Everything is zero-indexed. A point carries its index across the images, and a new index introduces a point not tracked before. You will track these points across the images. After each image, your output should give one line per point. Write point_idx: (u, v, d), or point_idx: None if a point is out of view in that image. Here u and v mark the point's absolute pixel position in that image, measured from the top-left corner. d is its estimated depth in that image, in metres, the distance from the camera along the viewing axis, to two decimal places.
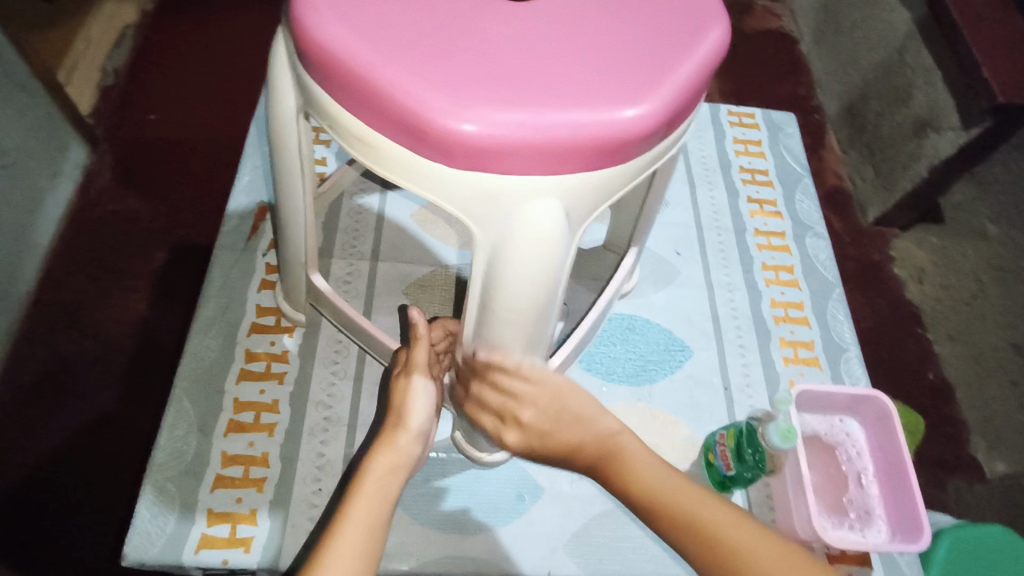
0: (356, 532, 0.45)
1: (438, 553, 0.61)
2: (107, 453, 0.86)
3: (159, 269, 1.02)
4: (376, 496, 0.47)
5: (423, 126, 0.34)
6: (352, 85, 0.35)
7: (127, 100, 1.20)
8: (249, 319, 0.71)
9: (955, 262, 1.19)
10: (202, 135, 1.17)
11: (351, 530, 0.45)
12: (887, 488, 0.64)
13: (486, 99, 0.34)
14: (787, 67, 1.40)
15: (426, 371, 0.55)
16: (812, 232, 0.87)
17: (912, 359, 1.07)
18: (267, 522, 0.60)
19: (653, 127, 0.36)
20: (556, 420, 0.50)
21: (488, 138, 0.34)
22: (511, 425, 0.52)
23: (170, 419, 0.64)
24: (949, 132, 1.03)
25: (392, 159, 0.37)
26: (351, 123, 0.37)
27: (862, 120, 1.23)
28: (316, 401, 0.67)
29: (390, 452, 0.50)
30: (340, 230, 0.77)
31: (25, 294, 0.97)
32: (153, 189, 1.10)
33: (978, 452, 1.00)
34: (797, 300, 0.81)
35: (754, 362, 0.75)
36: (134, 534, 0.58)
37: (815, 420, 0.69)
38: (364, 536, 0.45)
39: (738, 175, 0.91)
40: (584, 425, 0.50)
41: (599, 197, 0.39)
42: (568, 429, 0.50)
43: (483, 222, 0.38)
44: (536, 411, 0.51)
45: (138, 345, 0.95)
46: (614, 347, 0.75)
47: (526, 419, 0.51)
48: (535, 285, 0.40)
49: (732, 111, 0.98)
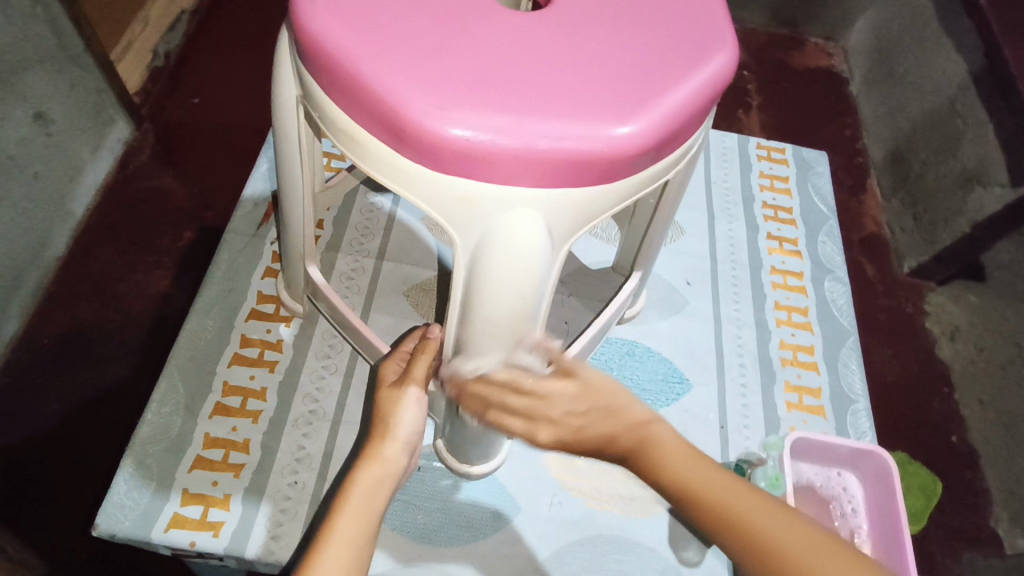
0: (340, 548, 0.43)
1: (403, 562, 0.60)
2: (111, 421, 0.88)
3: (186, 248, 1.05)
4: (362, 511, 0.46)
5: (404, 125, 0.34)
6: (340, 79, 0.35)
7: (175, 82, 1.24)
8: (249, 305, 0.71)
9: (992, 323, 1.14)
10: (243, 123, 1.20)
11: (336, 544, 0.43)
12: (879, 549, 0.61)
13: (469, 103, 0.33)
14: (833, 107, 1.37)
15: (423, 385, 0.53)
16: (831, 276, 0.84)
17: (935, 419, 1.02)
18: (239, 509, 0.60)
19: (639, 147, 0.35)
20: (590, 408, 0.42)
21: (465, 142, 0.33)
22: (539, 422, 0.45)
23: (160, 394, 0.65)
24: (996, 187, 1.00)
25: (375, 157, 0.37)
26: (339, 117, 0.37)
27: (906, 167, 1.20)
28: (304, 393, 0.67)
29: (378, 465, 0.48)
30: (351, 226, 0.77)
31: (55, 259, 1.00)
32: (188, 170, 1.13)
33: (1000, 525, 0.94)
34: (807, 344, 0.78)
35: (754, 403, 0.73)
36: (108, 504, 0.58)
37: (811, 470, 0.66)
38: (348, 550, 0.43)
39: (760, 210, 0.89)
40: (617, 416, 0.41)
41: (584, 214, 0.38)
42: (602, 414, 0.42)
43: (461, 227, 0.37)
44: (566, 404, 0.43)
45: (157, 319, 0.97)
46: (611, 372, 0.73)
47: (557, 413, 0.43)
48: (512, 298, 0.39)
49: (762, 145, 0.96)
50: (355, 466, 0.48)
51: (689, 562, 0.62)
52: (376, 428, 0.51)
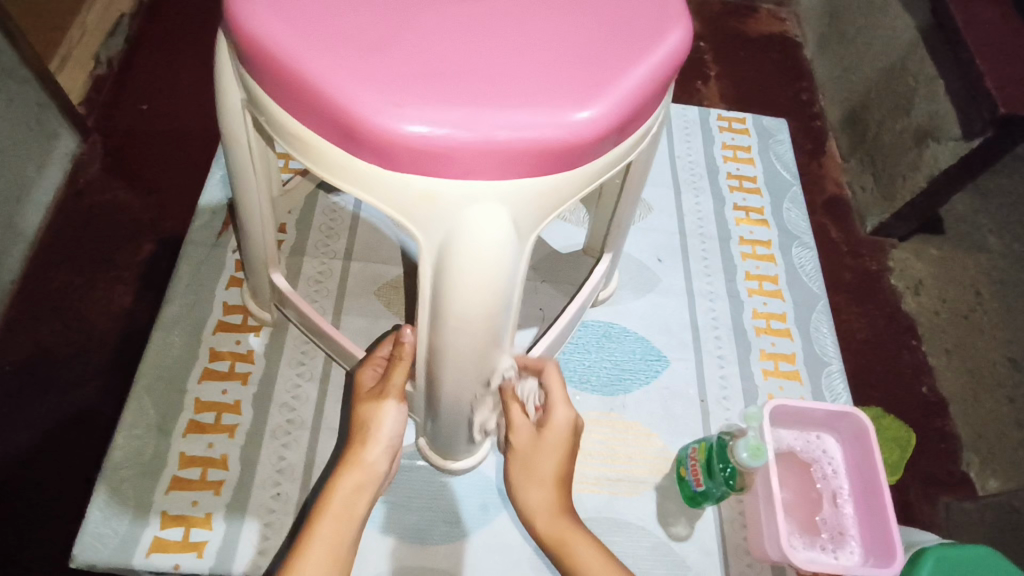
0: (320, 557, 0.46)
1: (396, 563, 0.59)
2: (85, 444, 0.85)
3: (146, 260, 1.01)
4: (341, 519, 0.48)
5: (358, 126, 0.32)
6: (285, 82, 0.34)
7: (119, 89, 1.19)
8: (216, 317, 0.69)
9: (953, 274, 1.17)
10: (194, 127, 1.16)
11: (317, 554, 0.46)
12: (862, 509, 0.63)
13: (423, 98, 0.32)
14: (789, 72, 1.38)
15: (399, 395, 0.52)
16: (798, 242, 0.85)
17: (906, 372, 1.05)
18: (222, 527, 0.59)
19: (599, 131, 0.34)
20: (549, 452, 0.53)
21: (420, 138, 0.32)
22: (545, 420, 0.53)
23: (130, 416, 0.63)
24: (949, 142, 1.01)
25: (330, 160, 0.35)
26: (287, 121, 0.36)
27: (863, 128, 1.21)
28: (280, 402, 0.65)
29: (358, 473, 0.50)
30: (314, 227, 0.75)
31: (9, 283, 0.96)
32: (140, 180, 1.09)
33: (972, 468, 0.98)
34: (780, 311, 0.79)
35: (732, 373, 0.74)
36: (84, 535, 0.57)
37: (791, 436, 0.67)
38: (328, 557, 0.46)
39: (725, 181, 0.90)
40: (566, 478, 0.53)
41: (550, 203, 0.37)
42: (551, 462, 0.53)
43: (425, 226, 0.36)
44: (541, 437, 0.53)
45: (123, 335, 0.94)
46: (589, 355, 0.73)
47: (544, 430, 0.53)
48: (482, 292, 0.38)
49: (722, 116, 0.96)
50: (335, 473, 0.50)
51: (679, 536, 0.63)
52: (354, 433, 0.52)
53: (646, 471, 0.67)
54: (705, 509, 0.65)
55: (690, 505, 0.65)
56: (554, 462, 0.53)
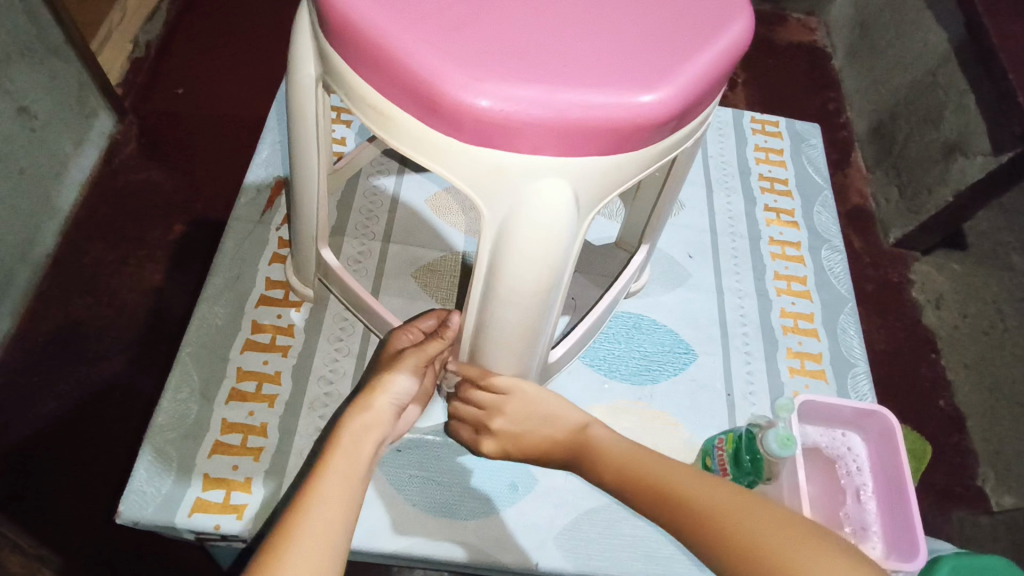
0: (335, 485, 0.45)
1: (426, 536, 0.61)
2: (113, 416, 0.89)
3: (178, 240, 1.04)
4: (352, 453, 0.47)
5: (437, 98, 0.34)
6: (368, 55, 0.36)
7: (157, 73, 1.21)
8: (258, 291, 0.71)
9: (975, 289, 1.17)
10: (229, 112, 1.18)
11: (332, 483, 0.45)
12: (885, 505, 0.63)
13: (500, 74, 0.34)
14: (817, 82, 1.39)
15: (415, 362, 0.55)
16: (828, 245, 0.86)
17: (924, 385, 1.05)
18: (261, 491, 0.61)
19: (663, 114, 0.36)
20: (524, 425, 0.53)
21: (495, 112, 0.34)
22: (486, 433, 0.56)
23: (174, 382, 0.65)
24: (979, 157, 1.01)
25: (405, 130, 0.37)
26: (366, 92, 0.38)
27: (890, 139, 1.21)
28: (318, 375, 0.67)
29: (366, 413, 0.50)
30: (354, 210, 0.77)
31: (45, 257, 0.99)
32: (177, 161, 1.11)
33: (986, 484, 0.98)
34: (807, 312, 0.80)
35: (758, 369, 0.75)
36: (130, 492, 0.59)
37: (817, 432, 0.69)
38: (342, 483, 0.45)
39: (757, 182, 0.90)
40: (556, 423, 0.52)
41: (609, 183, 0.38)
42: (537, 431, 0.53)
43: (491, 199, 0.38)
44: (505, 419, 0.54)
45: (153, 313, 0.97)
46: (618, 345, 0.75)
47: (498, 425, 0.54)
48: (539, 266, 0.40)
49: (756, 118, 0.97)
50: (342, 418, 0.50)
51: None
52: (367, 386, 0.53)
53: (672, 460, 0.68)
54: None
55: None
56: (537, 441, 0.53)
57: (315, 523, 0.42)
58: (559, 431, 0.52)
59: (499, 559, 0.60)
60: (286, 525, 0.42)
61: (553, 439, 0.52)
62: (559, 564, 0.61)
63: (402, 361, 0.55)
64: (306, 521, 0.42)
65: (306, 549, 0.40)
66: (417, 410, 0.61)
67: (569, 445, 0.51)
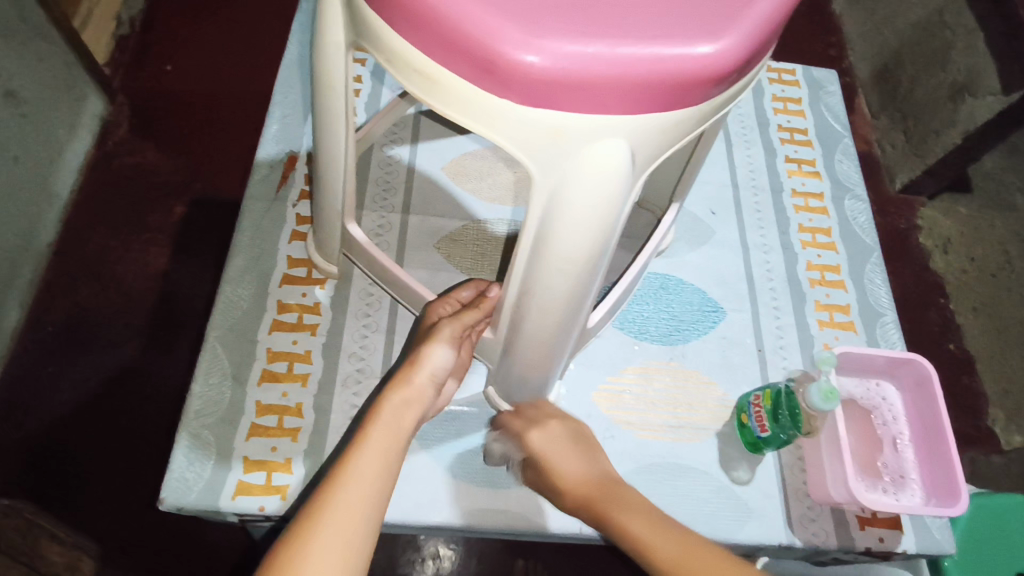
0: (374, 454, 0.45)
1: (470, 506, 0.61)
2: (130, 402, 0.88)
3: (180, 222, 1.02)
4: (392, 427, 0.47)
5: (492, 58, 0.32)
6: (414, 15, 0.34)
7: (144, 50, 1.17)
8: (281, 270, 0.70)
9: (982, 232, 1.16)
10: (216, 87, 1.14)
11: (371, 451, 0.45)
12: (923, 452, 0.64)
13: (557, 29, 0.32)
14: (820, 27, 1.34)
15: (451, 337, 0.53)
16: (851, 194, 0.84)
17: (933, 329, 1.05)
18: (302, 471, 0.60)
19: (726, 65, 0.34)
20: (572, 449, 0.58)
21: (554, 71, 0.32)
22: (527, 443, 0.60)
23: (204, 367, 0.64)
24: (988, 96, 1.00)
25: (453, 94, 0.35)
26: (410, 55, 0.36)
27: (895, 83, 1.19)
28: (349, 352, 0.66)
29: (409, 388, 0.50)
30: (371, 182, 0.75)
31: (47, 245, 0.97)
32: (172, 141, 1.08)
33: (996, 423, 1.00)
34: (834, 263, 0.79)
35: (788, 324, 0.74)
36: (171, 479, 0.58)
37: (851, 383, 0.68)
38: (380, 456, 0.45)
39: (776, 133, 0.89)
40: (591, 463, 0.57)
41: (665, 143, 0.37)
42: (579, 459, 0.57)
43: (544, 163, 0.36)
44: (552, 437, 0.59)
45: (161, 297, 0.96)
46: (648, 306, 0.74)
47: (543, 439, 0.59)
48: (590, 232, 0.39)
49: (772, 68, 0.95)
50: (383, 390, 0.50)
51: (742, 480, 0.65)
52: (406, 362, 0.52)
53: (707, 419, 0.68)
54: (765, 454, 0.66)
55: (752, 451, 0.66)
56: (576, 466, 0.57)
57: (354, 490, 0.42)
58: (592, 472, 0.57)
59: (543, 526, 0.61)
60: (324, 493, 0.42)
61: (579, 472, 0.56)
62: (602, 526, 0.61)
63: (438, 332, 0.53)
64: (346, 485, 0.42)
65: (344, 516, 0.41)
66: (454, 385, 0.61)
67: (591, 486, 0.55)
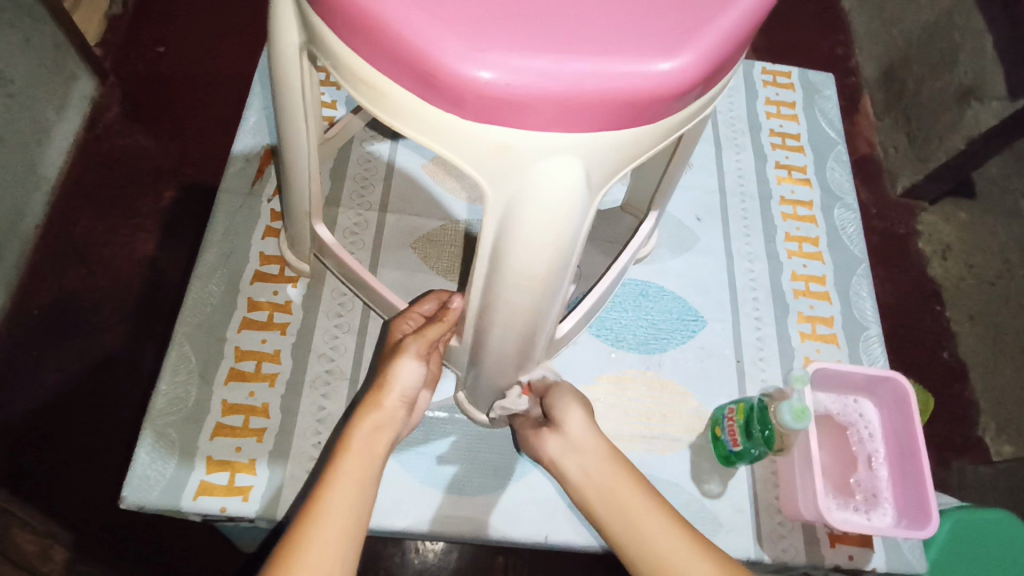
0: (346, 486, 0.43)
1: (434, 513, 0.60)
2: (112, 389, 0.87)
3: (169, 207, 1.01)
4: (364, 457, 0.46)
5: (435, 71, 0.31)
6: (356, 22, 0.32)
7: (137, 30, 1.15)
8: (252, 267, 0.69)
9: (982, 239, 1.14)
10: (209, 70, 1.12)
11: (344, 484, 0.43)
12: (897, 472, 0.63)
13: (503, 42, 0.31)
14: (828, 23, 1.31)
15: (417, 351, 0.52)
16: (841, 203, 0.83)
17: (928, 336, 1.04)
18: (265, 473, 0.60)
19: (684, 81, 0.33)
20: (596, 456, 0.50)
21: (499, 86, 0.31)
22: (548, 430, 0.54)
23: (172, 362, 0.63)
24: (994, 102, 0.98)
25: (401, 107, 0.34)
26: (356, 65, 0.34)
27: (900, 85, 1.16)
28: (319, 353, 0.66)
29: (378, 412, 0.49)
30: (349, 177, 0.74)
31: (33, 228, 0.96)
32: (162, 124, 1.07)
33: (986, 434, 0.99)
34: (819, 274, 0.78)
35: (768, 335, 0.73)
36: (133, 477, 0.58)
37: (828, 399, 0.67)
38: (353, 488, 0.44)
39: (767, 137, 0.87)
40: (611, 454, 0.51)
41: (622, 160, 0.36)
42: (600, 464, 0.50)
43: (496, 178, 0.35)
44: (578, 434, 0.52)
45: (148, 283, 0.95)
46: (626, 314, 0.73)
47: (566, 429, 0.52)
48: (546, 248, 0.38)
49: (767, 69, 0.92)
50: (353, 416, 0.48)
51: (713, 494, 0.64)
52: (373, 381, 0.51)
53: (681, 430, 0.67)
54: (738, 468, 0.66)
55: (725, 464, 0.65)
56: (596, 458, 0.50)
57: (328, 531, 0.41)
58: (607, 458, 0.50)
59: (508, 535, 0.60)
60: (296, 532, 0.41)
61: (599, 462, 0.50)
62: (569, 536, 0.60)
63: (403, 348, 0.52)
64: (319, 524, 0.41)
65: (320, 559, 0.40)
66: (428, 395, 0.59)
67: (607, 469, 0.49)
